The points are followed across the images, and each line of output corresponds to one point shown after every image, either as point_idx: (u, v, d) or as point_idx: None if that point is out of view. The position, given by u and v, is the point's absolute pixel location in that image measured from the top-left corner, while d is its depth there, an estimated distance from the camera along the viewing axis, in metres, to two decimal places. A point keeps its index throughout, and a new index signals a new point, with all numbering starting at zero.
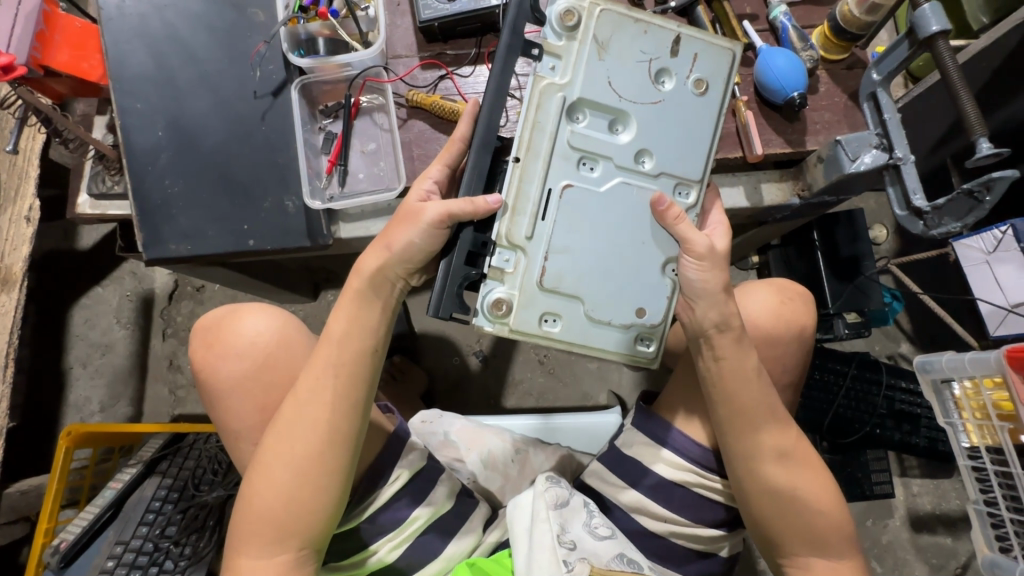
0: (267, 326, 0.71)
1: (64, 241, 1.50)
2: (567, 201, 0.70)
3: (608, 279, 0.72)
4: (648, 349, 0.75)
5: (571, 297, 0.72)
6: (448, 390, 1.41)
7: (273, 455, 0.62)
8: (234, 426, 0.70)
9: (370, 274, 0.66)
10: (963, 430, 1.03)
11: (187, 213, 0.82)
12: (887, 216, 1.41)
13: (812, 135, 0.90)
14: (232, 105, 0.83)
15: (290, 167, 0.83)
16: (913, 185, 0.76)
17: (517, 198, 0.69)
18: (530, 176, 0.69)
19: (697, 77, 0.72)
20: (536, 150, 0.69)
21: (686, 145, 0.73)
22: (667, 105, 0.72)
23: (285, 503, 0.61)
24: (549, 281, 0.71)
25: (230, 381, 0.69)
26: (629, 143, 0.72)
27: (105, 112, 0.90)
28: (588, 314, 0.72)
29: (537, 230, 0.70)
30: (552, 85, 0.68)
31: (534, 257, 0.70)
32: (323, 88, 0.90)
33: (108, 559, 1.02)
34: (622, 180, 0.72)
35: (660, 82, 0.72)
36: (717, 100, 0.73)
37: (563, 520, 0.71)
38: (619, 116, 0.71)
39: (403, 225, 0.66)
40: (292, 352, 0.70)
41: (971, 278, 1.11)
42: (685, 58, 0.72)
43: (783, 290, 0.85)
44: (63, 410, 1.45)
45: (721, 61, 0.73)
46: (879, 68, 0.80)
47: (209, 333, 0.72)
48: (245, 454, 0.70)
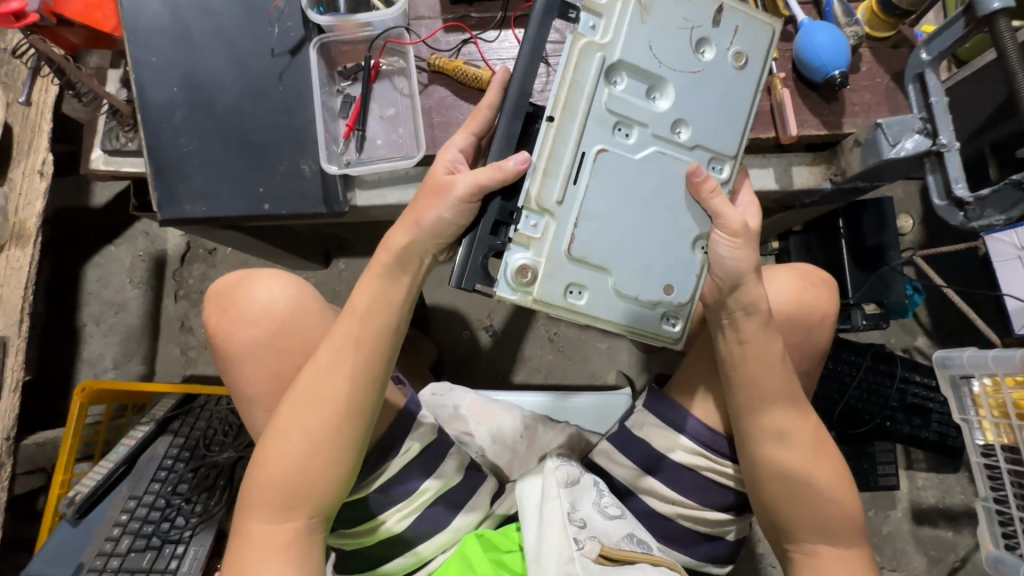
0: (281, 293, 0.70)
1: (77, 198, 1.49)
2: (600, 166, 0.67)
3: (638, 251, 0.69)
4: (673, 329, 0.72)
5: (600, 269, 0.69)
6: (457, 363, 1.41)
7: (288, 423, 0.62)
8: (246, 392, 0.69)
9: (398, 251, 0.65)
10: (979, 427, 1.02)
11: (202, 172, 0.80)
12: (914, 206, 1.37)
13: (850, 117, 0.86)
14: (248, 63, 0.80)
15: (307, 130, 0.81)
16: (957, 173, 0.74)
17: (550, 160, 0.65)
18: (564, 138, 0.66)
19: (737, 50, 0.69)
20: (572, 111, 0.66)
21: (723, 118, 0.70)
22: (706, 76, 0.69)
23: (298, 472, 0.61)
24: (577, 251, 0.68)
25: (243, 347, 0.68)
26: (666, 112, 0.68)
27: (118, 67, 0.88)
28: (615, 287, 0.69)
29: (569, 194, 0.67)
30: (592, 44, 0.65)
31: (563, 223, 0.67)
32: (341, 49, 0.87)
33: (121, 513, 1.05)
34: (657, 150, 0.69)
35: (700, 51, 0.69)
36: (755, 77, 0.70)
37: (573, 498, 0.72)
38: (657, 83, 0.68)
39: (435, 200, 0.64)
40: (305, 321, 0.69)
41: (1001, 272, 1.06)
42: (727, 30, 0.69)
43: (807, 276, 0.82)
44: (77, 365, 1.47)
45: (761, 36, 0.70)
46: (929, 47, 0.76)
47: (222, 298, 0.71)
48: (256, 420, 0.70)
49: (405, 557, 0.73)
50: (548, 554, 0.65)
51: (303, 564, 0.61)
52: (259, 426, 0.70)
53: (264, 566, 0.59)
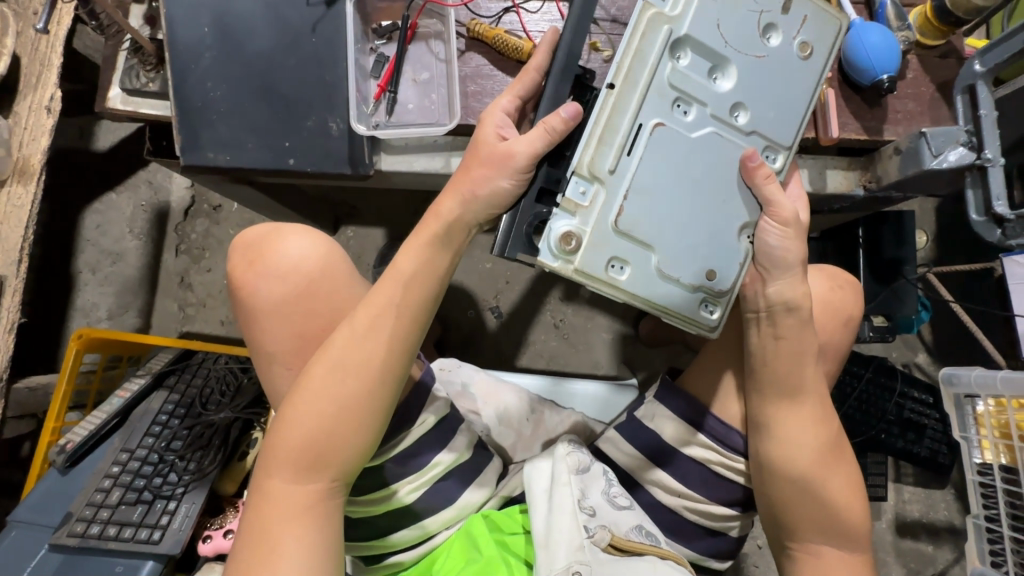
0: (310, 251, 0.67)
1: (80, 140, 1.45)
2: (656, 140, 0.65)
3: (684, 232, 0.68)
4: (710, 316, 0.70)
5: (644, 245, 0.67)
6: (459, 341, 1.39)
7: (319, 386, 0.61)
8: (268, 348, 0.67)
9: (449, 221, 0.64)
10: (978, 446, 1.03)
11: (227, 120, 0.76)
12: (929, 223, 1.37)
13: (891, 124, 0.85)
14: (283, 10, 0.77)
15: (339, 86, 0.78)
16: (998, 189, 0.74)
17: (606, 128, 0.64)
18: (623, 107, 0.64)
19: (803, 40, 0.68)
20: (634, 81, 0.64)
21: (783, 107, 0.69)
22: (770, 62, 0.68)
23: (326, 434, 0.60)
24: (624, 224, 0.66)
25: (267, 304, 0.66)
26: (727, 93, 0.67)
27: (142, 2, 0.83)
28: (658, 267, 0.67)
29: (621, 164, 0.65)
30: (660, 15, 0.64)
31: (613, 193, 0.66)
32: (378, 6, 0.84)
33: (113, 465, 1.03)
34: (714, 131, 0.67)
35: (766, 36, 0.68)
36: (816, 70, 0.70)
37: (583, 486, 0.71)
38: (720, 63, 0.67)
39: (490, 170, 0.63)
40: (333, 282, 0.67)
41: (1015, 296, 1.04)
42: (795, 18, 0.68)
43: (834, 277, 0.81)
44: (70, 313, 1.43)
45: (828, 29, 0.69)
46: (984, 59, 0.75)
47: (250, 250, 0.68)
48: (275, 379, 0.68)
49: (411, 530, 0.72)
50: (558, 541, 0.65)
51: (323, 528, 0.60)
52: (278, 385, 0.68)
53: (283, 528, 0.58)
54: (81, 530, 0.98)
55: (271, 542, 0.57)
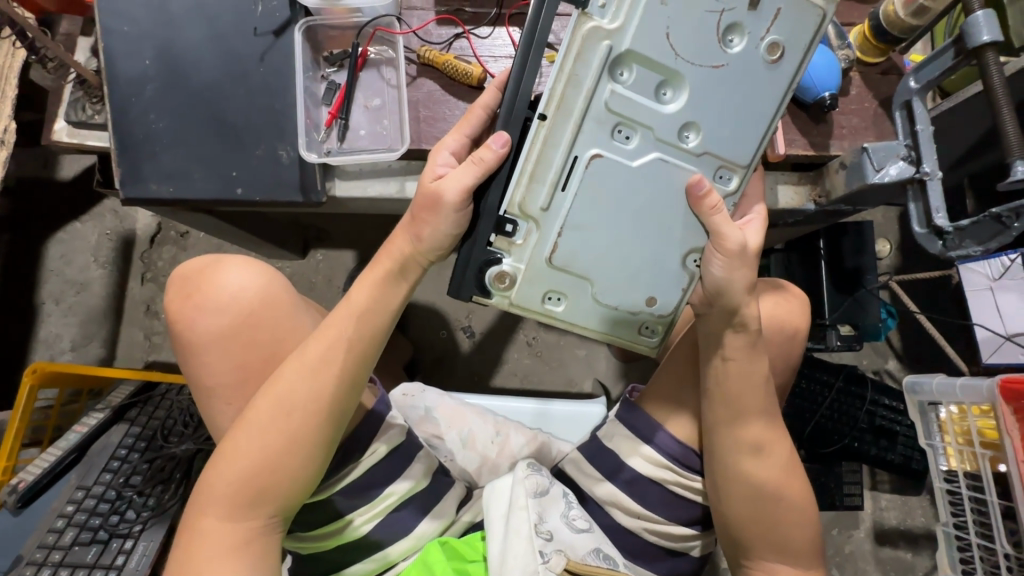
0: (251, 282, 0.66)
1: (43, 170, 1.43)
2: (593, 172, 0.67)
3: (623, 263, 0.71)
4: (651, 338, 0.76)
5: (581, 278, 0.72)
6: (432, 362, 1.38)
7: (261, 418, 0.60)
8: (207, 381, 0.65)
9: (401, 257, 0.64)
10: (943, 454, 1.03)
11: (171, 151, 0.76)
12: (892, 231, 1.39)
13: (837, 139, 0.86)
14: (229, 40, 0.77)
15: (288, 115, 0.78)
16: (937, 202, 0.75)
17: (539, 164, 0.66)
18: (556, 140, 0.65)
19: (773, 40, 0.64)
20: (568, 110, 0.64)
21: (742, 122, 0.67)
22: (729, 72, 0.65)
23: (266, 468, 0.59)
24: (559, 259, 0.70)
25: (205, 334, 0.64)
26: (675, 114, 0.66)
27: (89, 35, 0.82)
28: (595, 296, 0.73)
29: (554, 201, 0.68)
30: (599, 30, 0.61)
31: (546, 232, 0.69)
32: (329, 34, 0.84)
33: (67, 504, 1.00)
34: (659, 157, 0.67)
35: (727, 41, 0.64)
36: (788, 74, 0.65)
37: (541, 509, 0.70)
38: (671, 77, 0.65)
39: (432, 215, 0.63)
40: (273, 312, 0.66)
41: (971, 303, 1.05)
42: (764, 16, 0.63)
43: (782, 292, 0.82)
44: (33, 345, 1.40)
45: (806, 24, 0.63)
46: (918, 75, 0.77)
47: (187, 283, 0.66)
48: (215, 412, 0.66)
49: (368, 562, 0.71)
50: (512, 566, 0.64)
51: (259, 564, 0.59)
52: (218, 418, 0.67)
53: (216, 567, 0.57)
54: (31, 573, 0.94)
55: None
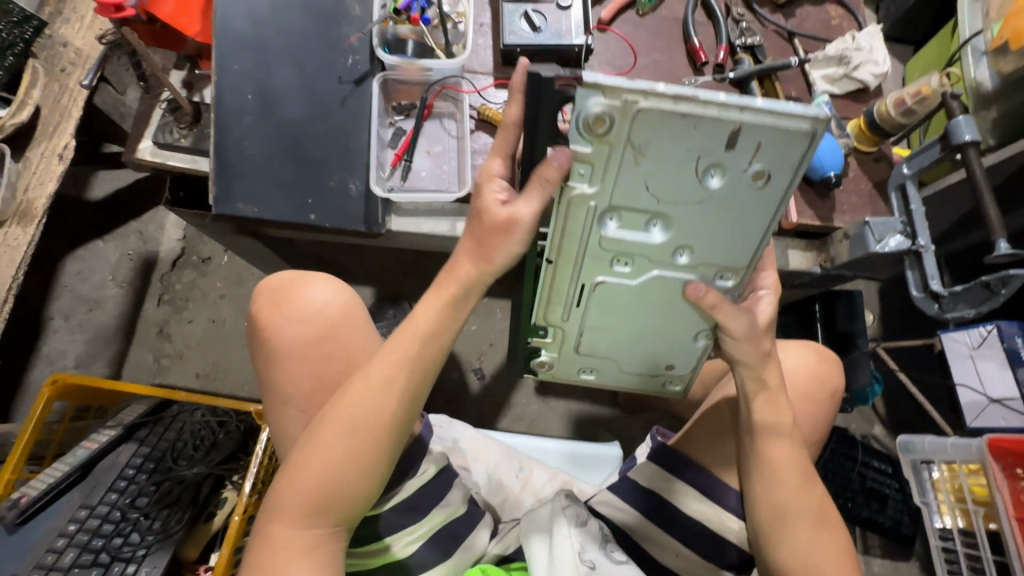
0: (333, 299, 0.73)
1: (74, 188, 1.46)
2: (599, 293, 0.74)
3: (636, 347, 0.84)
4: (673, 387, 0.92)
5: (605, 357, 0.88)
6: (443, 402, 1.40)
7: (327, 433, 0.62)
8: (285, 389, 0.71)
9: (466, 284, 0.63)
10: (937, 511, 1.09)
11: (258, 177, 0.82)
12: (875, 303, 1.52)
13: (839, 213, 0.98)
14: (317, 84, 0.86)
15: (360, 153, 0.86)
16: (932, 270, 0.86)
17: (552, 292, 0.75)
18: (562, 275, 0.72)
19: (757, 169, 0.58)
20: (567, 254, 0.69)
21: (734, 236, 0.65)
22: (713, 203, 0.62)
23: (332, 481, 0.62)
24: (584, 348, 0.85)
25: (291, 345, 0.71)
26: (664, 244, 0.67)
27: (183, 68, 0.90)
28: (618, 366, 0.89)
29: (572, 314, 0.78)
30: (582, 196, 0.61)
31: (570, 332, 0.82)
32: (398, 87, 0.95)
33: (68, 524, 0.96)
34: (657, 275, 0.71)
35: (707, 177, 0.60)
36: (779, 195, 0.61)
37: (584, 539, 0.72)
38: (657, 216, 0.64)
39: (501, 240, 0.60)
40: (350, 329, 0.72)
41: (955, 368, 1.16)
42: (745, 151, 0.57)
43: (822, 352, 0.89)
44: (33, 360, 1.38)
45: (791, 149, 0.56)
46: (910, 163, 0.90)
47: (276, 294, 0.73)
48: (288, 418, 0.71)
49: None
50: None
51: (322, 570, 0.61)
52: (290, 424, 0.72)
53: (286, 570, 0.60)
54: None
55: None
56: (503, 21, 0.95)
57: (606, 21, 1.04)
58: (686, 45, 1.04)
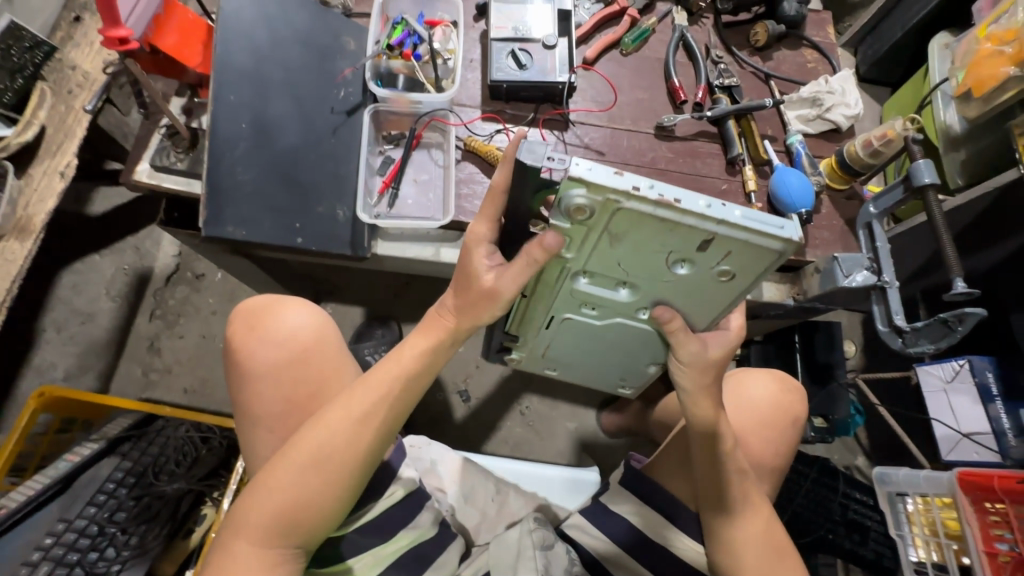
0: (307, 322, 0.74)
1: (74, 203, 1.50)
2: (567, 322, 0.89)
3: (595, 360, 1.03)
4: (624, 389, 1.13)
5: (568, 363, 1.06)
6: (428, 422, 1.41)
7: (299, 455, 0.64)
8: (257, 409, 0.72)
9: (457, 331, 0.70)
10: (912, 544, 1.09)
11: (251, 202, 0.84)
12: (857, 334, 1.55)
13: (812, 248, 1.02)
14: (311, 115, 0.90)
15: (349, 180, 0.91)
16: (896, 306, 0.88)
17: (528, 317, 0.90)
18: (537, 307, 0.86)
19: (723, 269, 0.66)
20: (544, 296, 0.81)
21: (695, 305, 0.75)
22: (678, 283, 0.71)
23: (301, 503, 0.63)
24: (551, 354, 1.04)
25: (264, 365, 0.72)
26: (628, 300, 0.78)
27: (183, 96, 0.95)
28: (579, 369, 1.09)
29: (542, 333, 0.95)
30: (561, 262, 0.70)
31: (538, 345, 1.01)
32: (389, 118, 1.00)
33: (46, 537, 0.96)
34: (619, 320, 0.84)
35: (677, 265, 0.68)
36: (743, 287, 0.69)
37: (548, 562, 0.75)
38: (626, 283, 0.74)
39: (482, 306, 0.67)
40: (323, 352, 0.74)
41: (930, 403, 1.17)
42: (715, 254, 0.64)
43: (783, 380, 0.90)
44: (24, 371, 1.39)
45: (757, 259, 0.64)
46: (876, 203, 0.93)
47: (251, 317, 0.74)
48: (259, 438, 0.72)
49: None
50: None
51: None
52: (259, 443, 0.72)
53: None
54: None
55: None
56: (491, 59, 0.99)
57: (591, 61, 1.09)
58: (667, 84, 1.09)
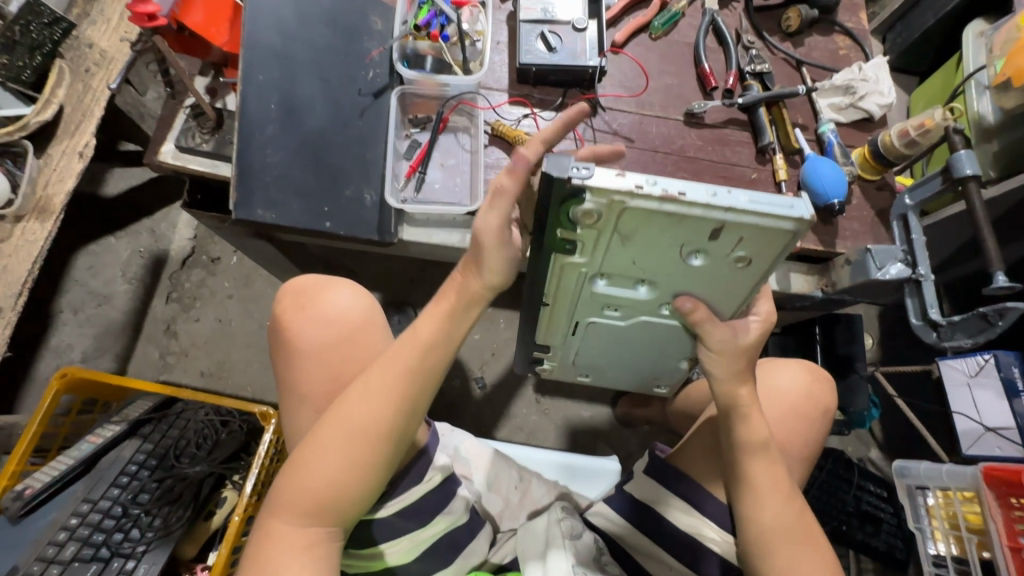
0: (351, 304, 0.76)
1: (90, 184, 1.49)
2: (590, 330, 0.88)
3: (625, 364, 1.01)
4: (661, 388, 1.09)
5: (598, 367, 1.04)
6: (444, 409, 1.42)
7: (331, 432, 0.64)
8: (300, 388, 0.73)
9: (468, 294, 0.68)
10: (931, 537, 1.10)
11: (278, 184, 0.83)
12: (874, 326, 1.54)
13: (841, 239, 1.00)
14: (339, 96, 0.89)
15: (376, 164, 0.89)
16: (931, 299, 0.88)
17: (551, 326, 0.89)
18: (559, 317, 0.85)
19: (739, 255, 0.64)
20: (564, 303, 0.80)
21: (720, 292, 0.72)
22: (696, 274, 0.68)
23: (335, 481, 0.63)
24: (580, 360, 1.02)
25: (310, 343, 0.74)
26: (650, 298, 0.75)
27: (206, 75, 0.93)
28: (610, 373, 1.07)
29: (568, 340, 0.94)
30: (573, 265, 0.71)
31: (564, 351, 0.99)
32: (415, 101, 0.98)
33: (70, 517, 0.96)
34: (643, 321, 0.82)
35: (690, 258, 0.66)
36: (763, 269, 0.66)
37: (578, 552, 0.75)
38: (643, 280, 0.72)
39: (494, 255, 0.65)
40: (371, 332, 0.76)
41: (951, 395, 1.17)
42: (727, 241, 0.61)
43: (813, 371, 0.90)
44: (41, 352, 1.39)
45: (775, 241, 0.61)
46: (912, 194, 0.92)
47: (300, 296, 0.77)
48: (300, 417, 0.74)
49: None
50: None
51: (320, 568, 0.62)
52: (302, 424, 0.74)
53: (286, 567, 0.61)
54: None
55: (272, 568, 0.61)
56: (520, 41, 0.97)
57: (619, 44, 1.07)
58: (696, 69, 1.07)
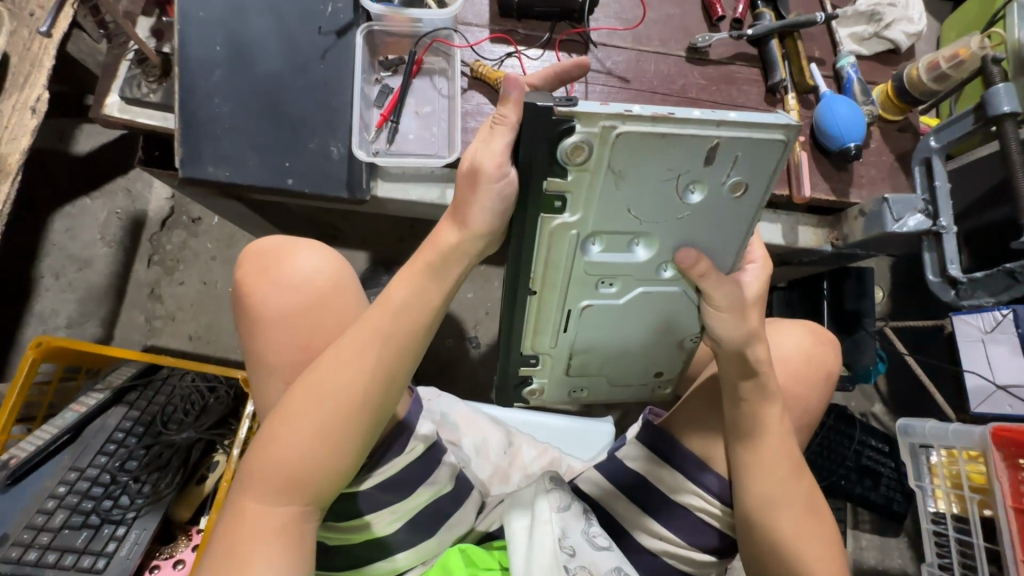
0: (321, 267, 0.71)
1: (59, 142, 1.41)
2: (586, 317, 0.76)
3: (624, 364, 0.86)
4: (665, 391, 0.94)
5: (595, 375, 0.88)
6: (436, 370, 1.39)
7: (300, 404, 0.60)
8: (268, 359, 0.69)
9: (445, 249, 0.61)
10: (932, 496, 1.08)
11: (232, 136, 0.77)
12: (885, 279, 1.47)
13: (856, 187, 0.92)
14: (295, 35, 0.79)
15: (342, 112, 0.80)
16: (952, 254, 0.82)
17: (540, 322, 0.77)
18: (549, 304, 0.74)
19: (736, 181, 0.60)
20: (554, 284, 0.71)
21: (717, 237, 0.67)
22: (694, 217, 0.64)
23: (303, 457, 0.59)
24: (574, 368, 0.86)
25: (276, 311, 0.68)
26: (647, 261, 0.69)
27: (150, 15, 0.84)
28: (610, 381, 0.90)
29: (560, 339, 0.80)
30: (565, 225, 0.63)
31: (558, 356, 0.83)
32: (386, 40, 0.88)
33: (59, 485, 0.97)
34: (643, 291, 0.73)
35: (688, 194, 0.61)
36: (757, 196, 0.63)
37: (565, 524, 0.72)
38: (640, 235, 0.66)
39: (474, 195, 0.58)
40: (340, 298, 0.70)
41: (965, 352, 1.10)
42: (722, 164, 0.59)
43: (818, 334, 0.85)
44: (26, 319, 1.36)
45: (767, 157, 0.58)
46: (938, 136, 0.84)
47: (264, 260, 0.71)
48: (271, 389, 0.69)
49: (385, 563, 0.71)
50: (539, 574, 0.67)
51: (293, 549, 0.58)
52: (274, 396, 0.69)
53: (255, 548, 0.57)
54: (16, 555, 0.91)
55: (242, 551, 0.57)
56: None
57: None
58: None
